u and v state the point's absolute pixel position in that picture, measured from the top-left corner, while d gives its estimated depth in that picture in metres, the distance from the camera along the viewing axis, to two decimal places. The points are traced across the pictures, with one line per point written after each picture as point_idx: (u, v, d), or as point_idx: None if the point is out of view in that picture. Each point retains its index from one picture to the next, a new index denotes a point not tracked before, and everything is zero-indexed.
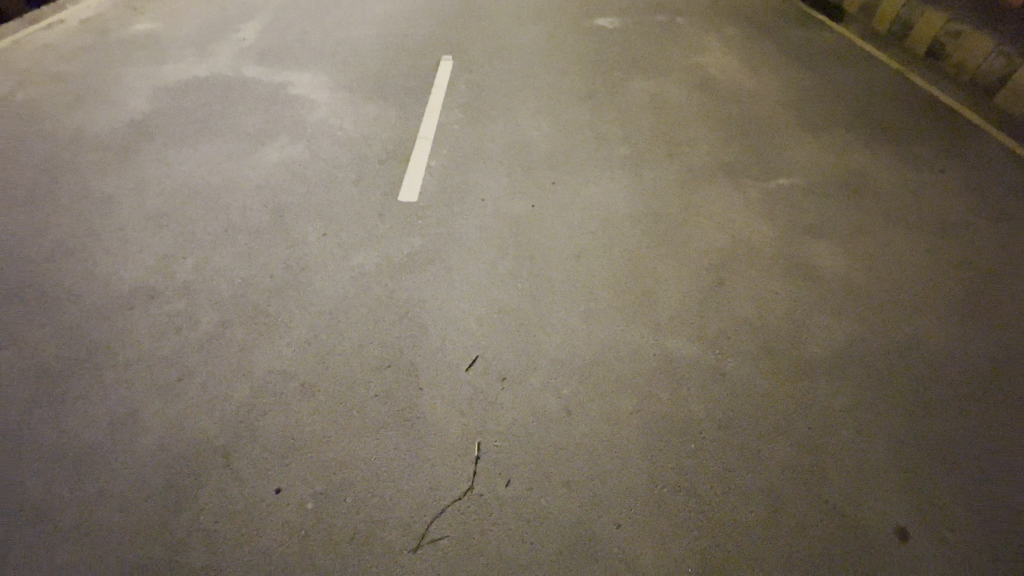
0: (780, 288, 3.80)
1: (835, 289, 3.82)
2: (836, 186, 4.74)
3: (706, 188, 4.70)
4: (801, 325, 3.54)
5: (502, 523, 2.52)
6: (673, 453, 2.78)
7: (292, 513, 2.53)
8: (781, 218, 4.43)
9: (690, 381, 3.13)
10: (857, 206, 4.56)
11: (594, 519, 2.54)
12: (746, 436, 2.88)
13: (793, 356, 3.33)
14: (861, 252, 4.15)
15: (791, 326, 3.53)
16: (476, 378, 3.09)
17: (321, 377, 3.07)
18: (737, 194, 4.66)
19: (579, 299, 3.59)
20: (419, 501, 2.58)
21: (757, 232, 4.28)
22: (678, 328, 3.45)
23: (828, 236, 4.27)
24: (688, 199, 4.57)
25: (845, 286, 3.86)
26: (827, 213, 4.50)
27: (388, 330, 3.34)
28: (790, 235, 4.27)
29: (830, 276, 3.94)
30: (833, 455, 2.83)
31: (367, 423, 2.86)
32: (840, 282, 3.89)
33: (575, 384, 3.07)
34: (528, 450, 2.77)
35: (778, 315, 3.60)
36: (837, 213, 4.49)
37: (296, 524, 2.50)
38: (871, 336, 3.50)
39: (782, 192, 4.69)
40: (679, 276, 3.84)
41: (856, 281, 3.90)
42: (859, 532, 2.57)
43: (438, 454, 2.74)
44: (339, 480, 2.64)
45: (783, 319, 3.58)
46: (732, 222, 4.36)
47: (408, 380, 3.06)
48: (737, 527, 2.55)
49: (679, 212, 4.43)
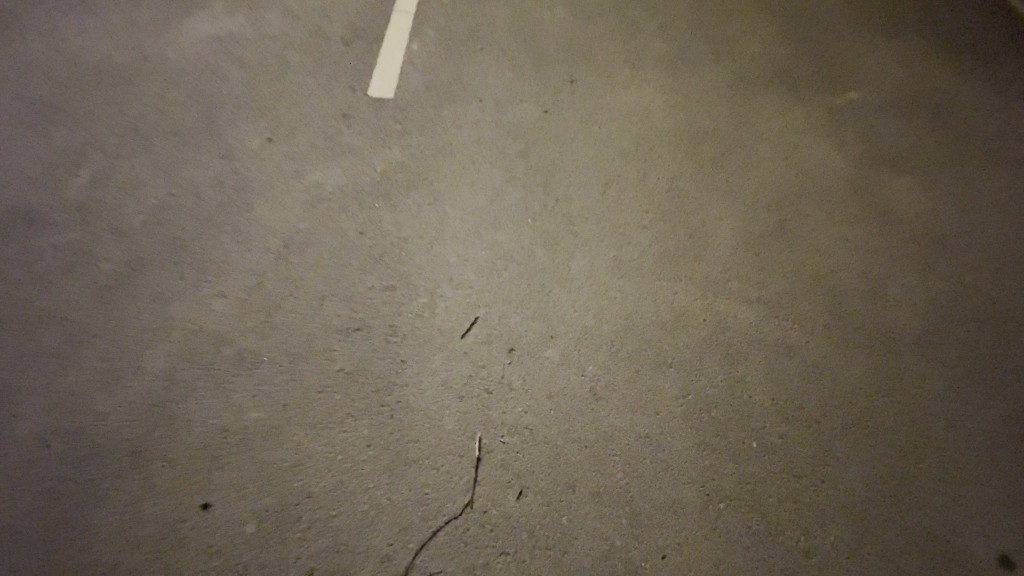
0: (852, 236, 3.06)
1: (916, 241, 3.10)
2: (916, 106, 3.84)
3: (764, 99, 3.73)
4: (876, 285, 2.86)
5: (512, 552, 1.93)
6: (729, 455, 2.19)
7: (227, 539, 1.87)
8: (853, 144, 3.56)
9: (748, 358, 2.47)
10: (943, 132, 3.70)
11: (631, 545, 1.98)
12: (815, 432, 2.31)
13: (869, 327, 2.69)
14: (946, 192, 3.37)
15: (867, 286, 2.85)
16: (476, 349, 2.36)
17: (267, 343, 2.28)
18: (800, 109, 3.71)
19: (608, 243, 2.79)
20: (400, 521, 1.94)
21: (823, 161, 3.44)
22: (731, 285, 2.72)
23: (908, 170, 3.46)
24: (742, 115, 3.61)
25: (927, 235, 3.14)
26: (908, 139, 3.63)
27: (357, 278, 2.51)
28: (863, 167, 3.44)
29: (910, 222, 3.19)
30: (915, 459, 2.31)
31: (330, 409, 2.13)
32: (921, 231, 3.15)
33: (605, 360, 2.37)
34: (545, 450, 2.13)
35: (850, 272, 2.89)
36: (919, 140, 3.63)
37: (233, 555, 1.85)
38: (958, 302, 2.86)
39: (854, 110, 3.76)
40: (731, 215, 3.03)
41: (941, 230, 3.17)
42: (944, 558, 2.12)
43: (427, 454, 2.07)
44: (291, 491, 1.96)
45: (856, 276, 2.88)
46: (794, 147, 3.49)
47: (386, 349, 2.31)
48: (806, 555, 2.05)
49: (730, 130, 3.50)
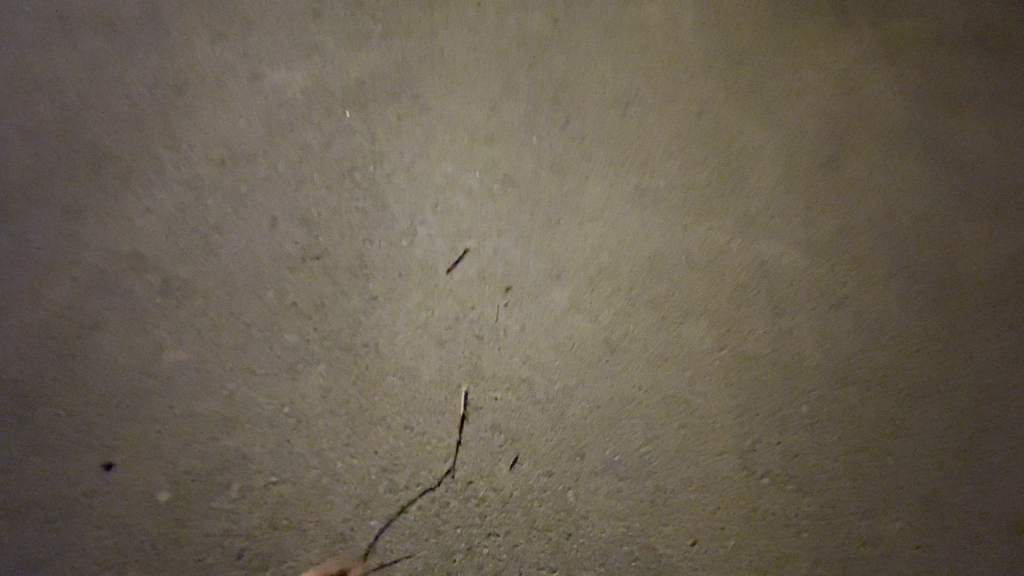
0: (918, 174, 2.57)
1: (998, 180, 2.58)
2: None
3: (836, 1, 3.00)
4: (942, 231, 2.41)
5: (501, 534, 1.51)
6: (773, 424, 1.77)
7: (132, 509, 1.44)
8: (939, 60, 2.89)
9: (793, 309, 2.05)
10: None
11: (653, 530, 1.55)
12: (872, 399, 1.91)
13: (933, 281, 2.26)
14: None
15: (930, 234, 2.40)
16: (464, 286, 1.91)
17: (201, 271, 1.81)
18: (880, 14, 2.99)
19: (627, 171, 2.31)
20: (359, 493, 1.52)
21: (895, 79, 2.82)
22: (773, 226, 2.26)
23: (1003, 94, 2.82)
24: (804, 19, 2.93)
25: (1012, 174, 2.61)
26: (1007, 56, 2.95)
27: (318, 199, 2.02)
28: (949, 88, 2.81)
29: (994, 158, 2.65)
30: (990, 434, 1.92)
31: (275, 353, 1.67)
32: (1006, 169, 2.62)
33: (621, 305, 1.93)
34: (547, 410, 1.69)
35: (911, 215, 2.44)
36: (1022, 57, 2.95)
37: (140, 530, 1.43)
38: None
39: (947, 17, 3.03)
40: (773, 146, 2.54)
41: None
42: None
43: (396, 412, 1.64)
44: (220, 451, 1.52)
45: (918, 221, 2.43)
46: (864, 62, 2.85)
47: (351, 284, 1.84)
48: (863, 545, 1.66)
49: (787, 40, 2.86)
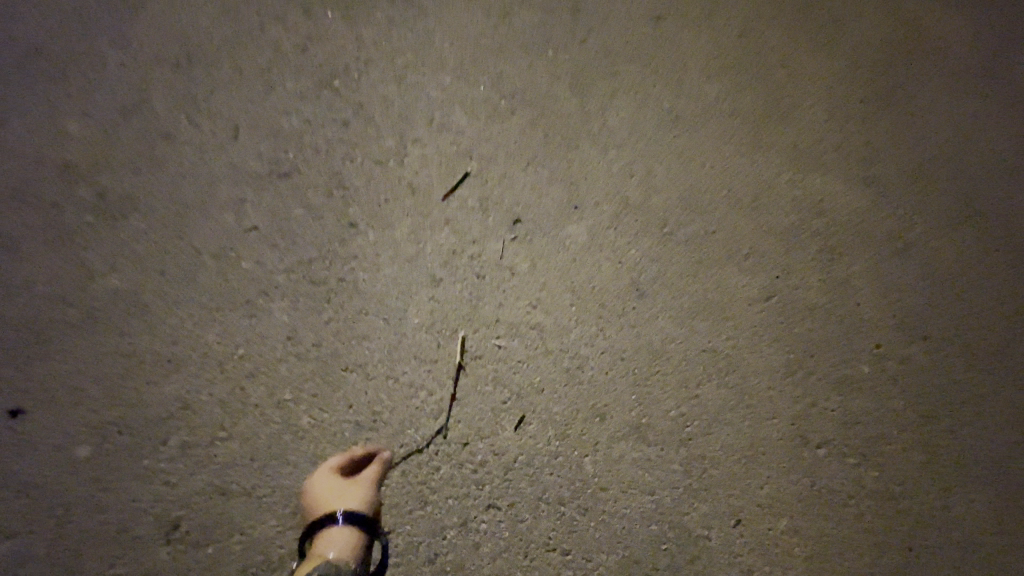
0: (1008, 104, 2.15)
1: None
2: None
3: None
4: None
5: (504, 507, 1.23)
6: (833, 386, 1.47)
7: (41, 467, 1.14)
8: None
9: (851, 256, 1.73)
10: None
11: (689, 506, 1.27)
12: (951, 362, 1.59)
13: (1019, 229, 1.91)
14: None
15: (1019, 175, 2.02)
16: (463, 214, 1.57)
17: (145, 186, 1.48)
18: None
19: (659, 93, 1.95)
20: (328, 455, 1.22)
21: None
22: (828, 161, 1.93)
23: None
24: None
25: None
26: None
27: (289, 106, 1.66)
28: None
29: None
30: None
31: (229, 285, 1.35)
32: None
33: (651, 244, 1.61)
34: (561, 362, 1.39)
35: (997, 152, 2.05)
36: None
37: (50, 494, 1.13)
38: None
39: None
40: (835, 67, 2.13)
41: None
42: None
43: (377, 358, 1.32)
44: (154, 398, 1.21)
45: (1005, 159, 2.04)
46: None
47: (326, 206, 1.51)
48: (941, 532, 1.37)
49: None
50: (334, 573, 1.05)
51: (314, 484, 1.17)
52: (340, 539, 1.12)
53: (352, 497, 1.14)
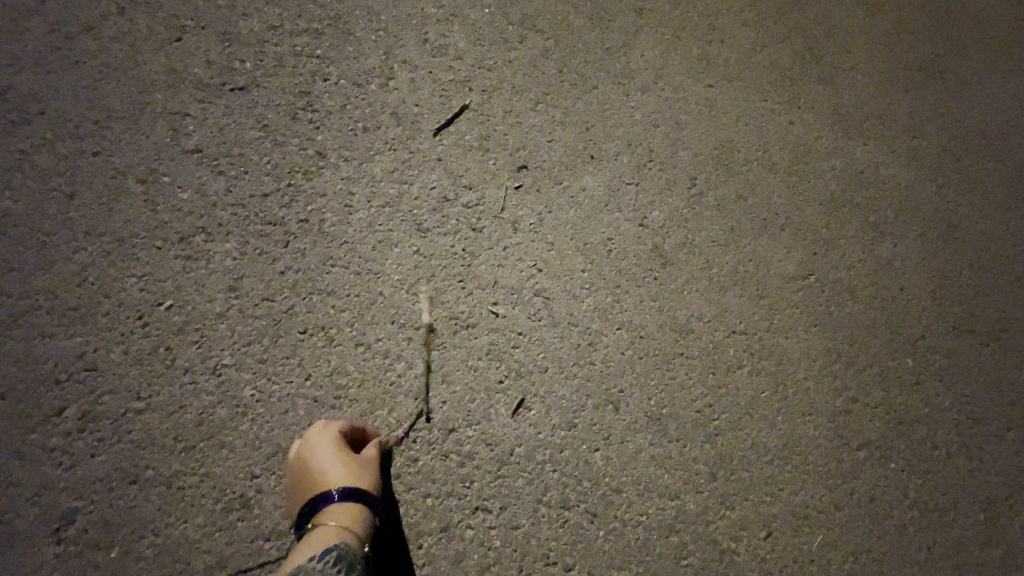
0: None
1: None
2: None
3: None
4: None
5: (495, 510, 1.01)
6: (876, 381, 1.28)
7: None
8: None
9: (897, 236, 1.52)
10: None
11: (715, 513, 1.08)
12: (1002, 360, 1.41)
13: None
14: None
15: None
16: (459, 153, 1.30)
17: (54, 88, 1.16)
18: None
19: (692, 34, 1.67)
20: (276, 438, 0.96)
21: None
22: (876, 127, 1.70)
23: None
24: None
25: None
26: None
27: (247, 4, 1.33)
28: None
29: None
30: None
31: (158, 218, 1.07)
32: None
33: (677, 206, 1.37)
34: (570, 336, 1.16)
35: None
36: None
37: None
38: None
39: None
40: (888, 23, 1.88)
41: None
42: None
43: (345, 320, 1.06)
44: (47, 358, 0.93)
45: None
46: None
47: (289, 130, 1.22)
48: (992, 551, 1.20)
49: None
50: (350, 557, 0.87)
51: (313, 449, 0.94)
52: (346, 515, 0.92)
53: (362, 471, 0.96)
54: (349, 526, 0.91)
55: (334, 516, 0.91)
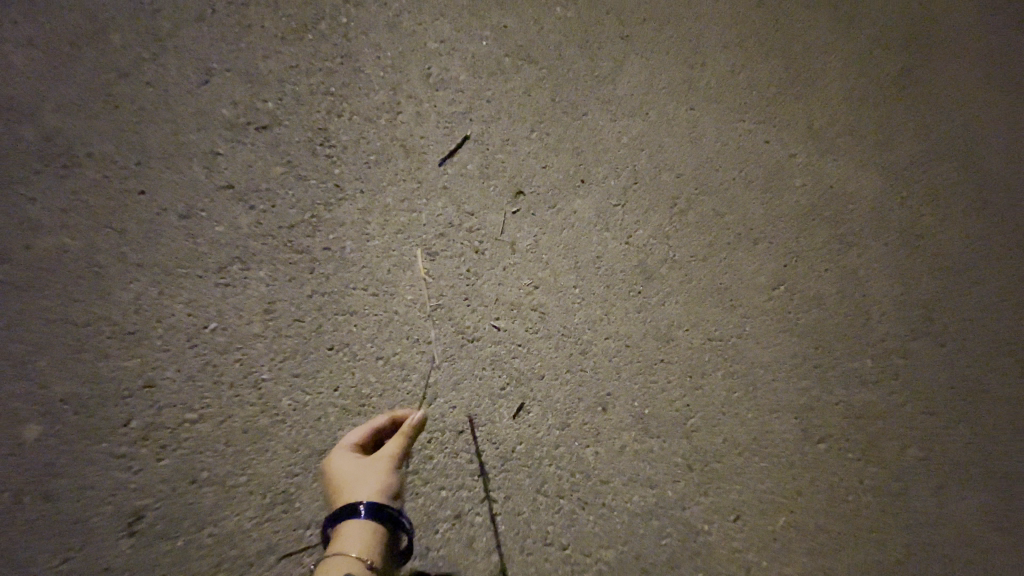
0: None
1: None
2: None
3: None
4: None
5: (501, 500, 1.16)
6: (838, 380, 1.44)
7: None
8: None
9: (862, 246, 1.67)
10: None
11: (691, 500, 1.23)
12: (955, 358, 1.57)
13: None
14: None
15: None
16: (462, 181, 1.44)
17: (99, 132, 1.30)
18: None
19: (674, 59, 1.80)
20: (311, 442, 1.11)
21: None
22: (846, 144, 1.83)
23: None
24: None
25: None
26: None
27: (268, 50, 1.47)
28: None
29: None
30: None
31: (199, 249, 1.21)
32: None
33: (660, 224, 1.52)
34: (564, 346, 1.31)
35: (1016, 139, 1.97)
36: None
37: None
38: None
39: None
40: (860, 43, 2.01)
41: None
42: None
43: (366, 336, 1.21)
44: (113, 377, 1.08)
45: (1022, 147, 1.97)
46: None
47: (310, 165, 1.35)
48: (939, 530, 1.36)
49: None
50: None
51: (333, 464, 1.03)
52: (359, 532, 0.92)
53: (375, 475, 1.00)
54: (363, 539, 0.91)
55: (349, 533, 0.92)
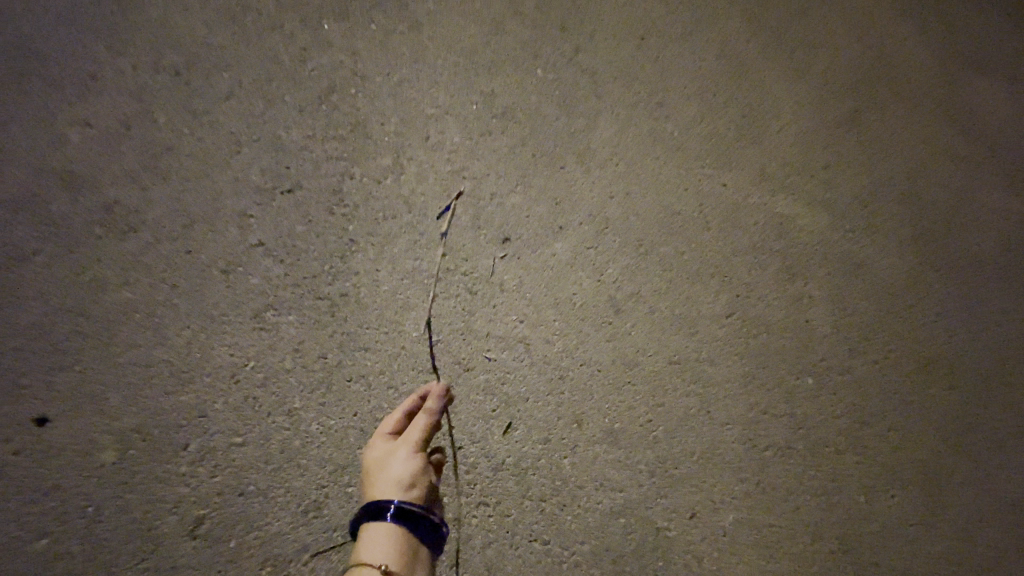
0: (963, 133, 2.32)
1: None
2: None
3: None
4: (975, 194, 2.21)
5: (493, 504, 1.40)
6: (782, 395, 1.67)
7: (65, 472, 1.24)
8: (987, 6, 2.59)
9: (808, 276, 1.91)
10: None
11: (654, 501, 1.46)
12: (887, 373, 1.81)
13: (966, 251, 2.10)
14: None
15: (970, 200, 2.20)
16: (457, 232, 1.68)
17: (149, 199, 1.54)
18: None
19: (641, 113, 2.06)
20: (335, 459, 1.34)
21: (944, 23, 2.53)
22: (795, 184, 2.08)
23: None
24: None
25: None
26: None
27: (289, 122, 1.72)
28: (993, 38, 2.54)
29: None
30: (1008, 417, 1.83)
31: (238, 299, 1.45)
32: None
33: (628, 264, 1.76)
34: (546, 372, 1.54)
35: (947, 175, 2.22)
36: None
37: (76, 497, 1.23)
38: None
39: None
40: (807, 92, 2.27)
41: None
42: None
43: (379, 369, 1.45)
44: (173, 409, 1.32)
45: (953, 182, 2.22)
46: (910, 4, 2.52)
47: (328, 222, 1.60)
48: (870, 524, 1.59)
49: None
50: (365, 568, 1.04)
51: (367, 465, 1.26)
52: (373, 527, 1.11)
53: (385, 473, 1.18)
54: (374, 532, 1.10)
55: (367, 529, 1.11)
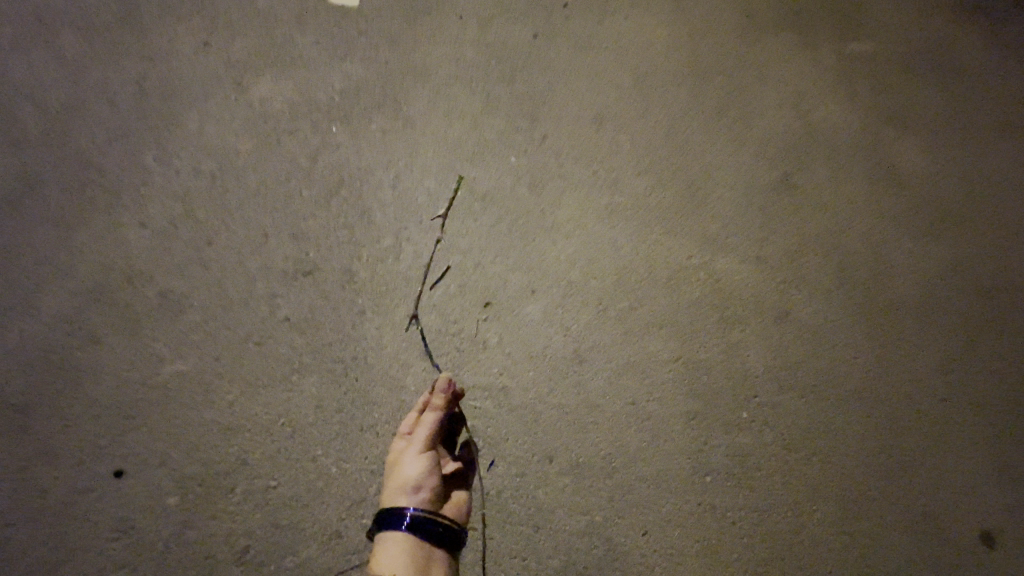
0: (879, 191, 2.71)
1: (943, 193, 2.74)
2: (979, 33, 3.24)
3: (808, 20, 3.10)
4: (889, 243, 2.59)
5: (479, 527, 1.74)
6: (721, 427, 2.01)
7: (142, 513, 1.58)
8: (899, 78, 3.01)
9: (744, 323, 2.27)
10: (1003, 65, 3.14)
11: (611, 522, 1.80)
12: (811, 404, 2.14)
13: (882, 294, 2.45)
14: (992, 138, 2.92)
15: (886, 249, 2.57)
16: (447, 300, 2.03)
17: (196, 284, 1.90)
18: (849, 35, 3.09)
19: (600, 189, 2.44)
20: (352, 494, 1.67)
21: (863, 95, 2.95)
22: (733, 243, 2.46)
23: (955, 109, 2.97)
24: (776, 38, 3.02)
25: (957, 186, 2.77)
26: (962, 73, 3.08)
27: (307, 214, 2.10)
28: (906, 105, 2.95)
29: (943, 170, 2.80)
30: (918, 438, 2.16)
31: (270, 366, 1.79)
32: (952, 181, 2.78)
33: (590, 321, 2.11)
34: (522, 416, 1.88)
35: (865, 228, 2.60)
36: (975, 76, 3.08)
37: (150, 531, 1.57)
38: (974, 263, 2.59)
39: (909, 33, 3.15)
40: (742, 162, 2.67)
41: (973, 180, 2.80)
42: (941, 543, 2.00)
43: (386, 419, 1.78)
44: (221, 458, 1.65)
45: (870, 233, 2.60)
46: (831, 81, 2.95)
47: (340, 298, 1.95)
48: (796, 534, 1.91)
49: (759, 56, 2.95)
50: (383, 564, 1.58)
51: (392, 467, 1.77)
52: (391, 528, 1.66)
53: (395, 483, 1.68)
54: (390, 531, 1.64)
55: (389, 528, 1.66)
